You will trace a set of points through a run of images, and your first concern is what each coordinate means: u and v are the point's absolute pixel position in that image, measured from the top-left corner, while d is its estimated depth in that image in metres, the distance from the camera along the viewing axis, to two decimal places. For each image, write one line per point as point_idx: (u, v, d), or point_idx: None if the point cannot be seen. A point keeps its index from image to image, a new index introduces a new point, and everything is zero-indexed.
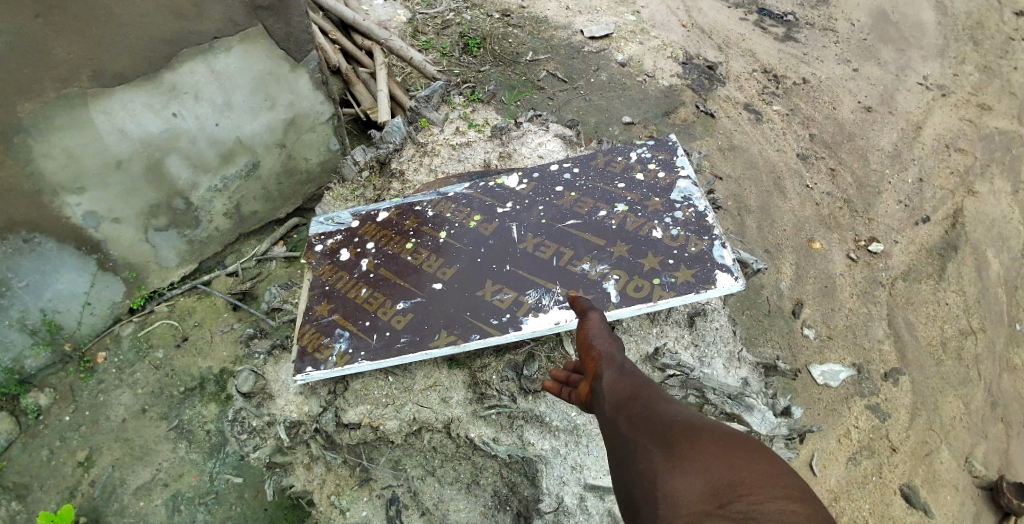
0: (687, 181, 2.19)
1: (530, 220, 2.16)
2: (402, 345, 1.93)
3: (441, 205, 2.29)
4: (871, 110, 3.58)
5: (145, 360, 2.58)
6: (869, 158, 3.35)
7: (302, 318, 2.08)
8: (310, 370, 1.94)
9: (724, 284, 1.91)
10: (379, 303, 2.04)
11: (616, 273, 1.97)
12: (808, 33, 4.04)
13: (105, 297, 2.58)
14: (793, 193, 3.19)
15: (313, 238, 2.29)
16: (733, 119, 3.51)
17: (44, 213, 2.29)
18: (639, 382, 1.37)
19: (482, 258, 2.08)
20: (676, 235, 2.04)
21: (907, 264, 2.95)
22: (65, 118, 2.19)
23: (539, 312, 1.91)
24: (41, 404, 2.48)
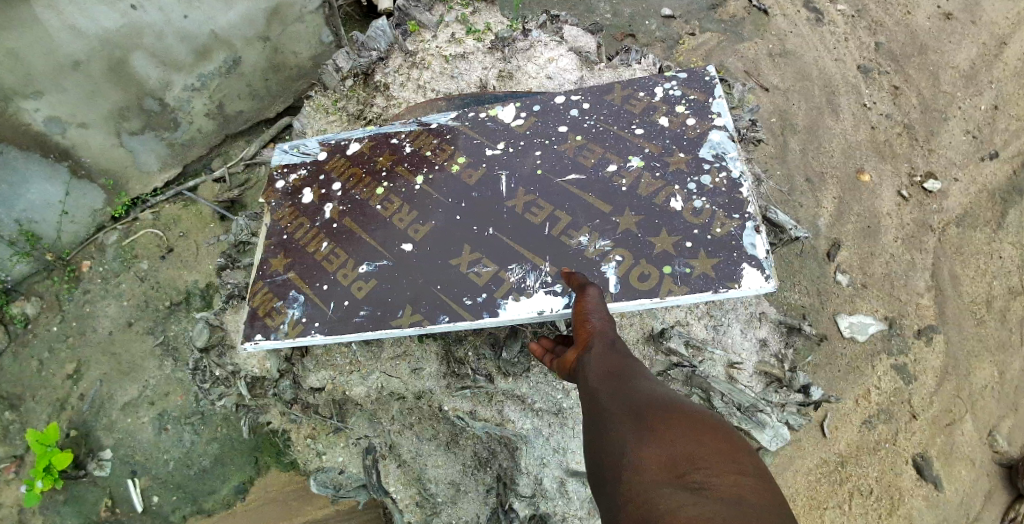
0: (722, 134, 1.77)
1: (523, 171, 1.81)
2: (360, 320, 1.72)
3: (421, 139, 1.97)
4: (951, 18, 3.00)
5: (130, 271, 2.45)
6: (939, 77, 2.86)
7: (256, 273, 1.88)
8: (259, 339, 1.78)
9: (751, 284, 1.57)
10: (340, 263, 1.81)
11: (620, 254, 1.64)
12: None
13: (84, 205, 2.44)
14: (848, 112, 2.76)
15: (275, 171, 2.02)
16: (790, 18, 2.98)
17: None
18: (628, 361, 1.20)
19: (460, 216, 1.79)
20: (700, 209, 1.67)
21: (964, 208, 2.60)
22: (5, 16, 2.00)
23: (521, 296, 1.65)
24: (28, 313, 2.41)
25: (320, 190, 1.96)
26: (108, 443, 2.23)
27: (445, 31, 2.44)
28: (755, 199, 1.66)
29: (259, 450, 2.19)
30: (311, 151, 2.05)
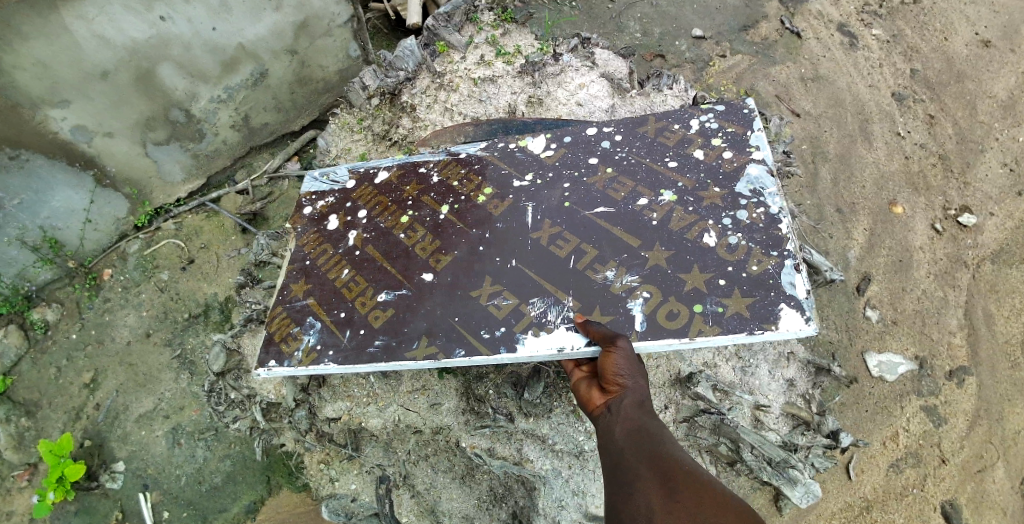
0: (760, 168, 1.71)
1: (551, 203, 1.79)
2: (375, 349, 1.70)
3: (448, 169, 1.98)
4: (990, 45, 2.93)
5: (150, 281, 2.46)
6: (977, 107, 2.79)
7: (276, 298, 1.88)
8: (273, 365, 1.75)
9: (790, 327, 1.48)
10: (360, 291, 1.81)
11: (647, 290, 1.59)
12: None
13: (107, 214, 2.44)
14: (881, 141, 2.69)
15: (304, 198, 2.06)
16: (823, 42, 2.94)
17: (26, 128, 2.13)
18: (652, 420, 1.30)
19: (484, 247, 1.77)
20: (735, 246, 1.61)
21: (1001, 244, 2.51)
22: (33, 26, 1.99)
23: (541, 330, 1.61)
24: (48, 319, 2.42)
25: (346, 216, 1.98)
26: (121, 456, 2.22)
27: (474, 53, 2.43)
28: (794, 236, 1.59)
29: (271, 472, 2.17)
30: (340, 179, 2.08)
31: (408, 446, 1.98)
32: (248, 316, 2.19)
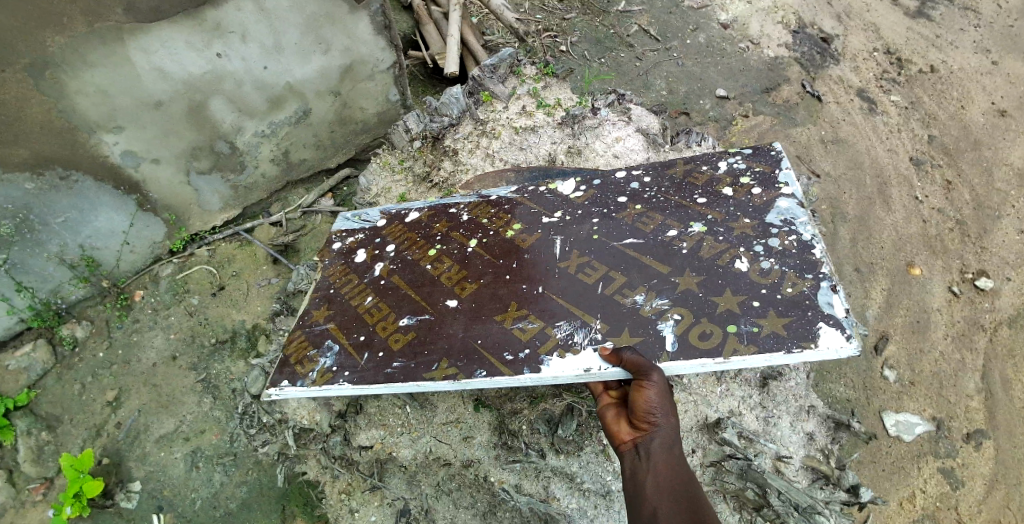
0: (790, 201, 1.84)
1: (579, 235, 1.92)
2: (393, 370, 1.77)
3: (478, 208, 2.14)
4: (1005, 114, 3.09)
5: (180, 304, 2.52)
6: (994, 174, 2.88)
7: (297, 323, 1.99)
8: (285, 385, 1.83)
9: (829, 343, 1.54)
10: (381, 316, 1.91)
11: (677, 313, 1.67)
12: (946, 10, 3.55)
13: (145, 237, 2.51)
14: (899, 204, 2.76)
15: (333, 233, 2.23)
16: (844, 107, 3.06)
17: (79, 151, 2.20)
18: (681, 465, 1.39)
19: (508, 275, 1.88)
20: (768, 270, 1.70)
21: (1019, 309, 2.53)
22: (100, 54, 2.09)
23: (566, 352, 1.67)
24: (77, 336, 2.46)
25: (374, 250, 2.13)
26: (138, 476, 2.23)
27: (516, 103, 2.66)
28: (827, 260, 1.69)
29: (286, 500, 2.19)
30: (370, 218, 2.24)
31: (434, 479, 2.04)
32: None
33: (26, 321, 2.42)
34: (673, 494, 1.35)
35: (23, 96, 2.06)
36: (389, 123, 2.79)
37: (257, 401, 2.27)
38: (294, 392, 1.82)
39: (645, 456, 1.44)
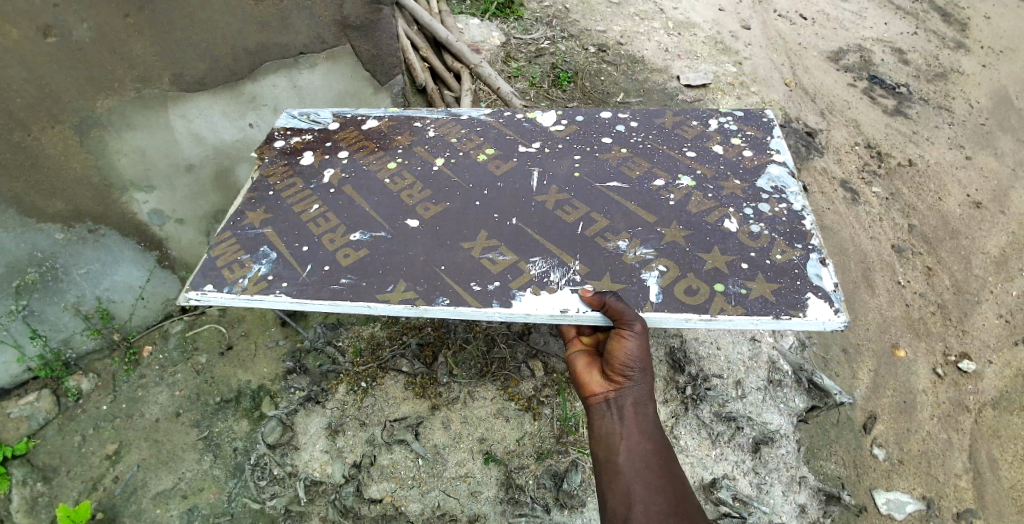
0: (781, 168, 2.02)
1: (560, 173, 2.04)
2: (339, 287, 1.79)
3: (446, 127, 2.23)
4: (980, 206, 3.32)
5: (187, 362, 2.57)
6: (972, 262, 3.06)
7: (226, 225, 1.96)
8: (208, 290, 1.81)
9: (819, 315, 1.67)
10: (330, 229, 1.93)
11: (663, 264, 1.78)
12: (922, 110, 3.86)
13: (159, 293, 2.59)
14: (882, 288, 2.91)
15: (278, 130, 2.23)
16: (828, 196, 3.27)
17: (111, 207, 2.31)
18: (650, 422, 1.59)
19: (480, 204, 1.96)
20: (758, 235, 1.84)
21: (1002, 391, 2.62)
22: (142, 119, 2.19)
23: (541, 288, 1.75)
24: (81, 388, 2.48)
25: (323, 155, 2.15)
26: None
27: None
28: (817, 232, 1.84)
29: None
30: (320, 120, 2.27)
31: None
32: (305, 396, 2.37)
33: (33, 370, 2.44)
34: (642, 446, 1.55)
35: (64, 153, 2.13)
36: None
37: (266, 452, 2.30)
38: (219, 299, 1.80)
39: (617, 404, 1.61)
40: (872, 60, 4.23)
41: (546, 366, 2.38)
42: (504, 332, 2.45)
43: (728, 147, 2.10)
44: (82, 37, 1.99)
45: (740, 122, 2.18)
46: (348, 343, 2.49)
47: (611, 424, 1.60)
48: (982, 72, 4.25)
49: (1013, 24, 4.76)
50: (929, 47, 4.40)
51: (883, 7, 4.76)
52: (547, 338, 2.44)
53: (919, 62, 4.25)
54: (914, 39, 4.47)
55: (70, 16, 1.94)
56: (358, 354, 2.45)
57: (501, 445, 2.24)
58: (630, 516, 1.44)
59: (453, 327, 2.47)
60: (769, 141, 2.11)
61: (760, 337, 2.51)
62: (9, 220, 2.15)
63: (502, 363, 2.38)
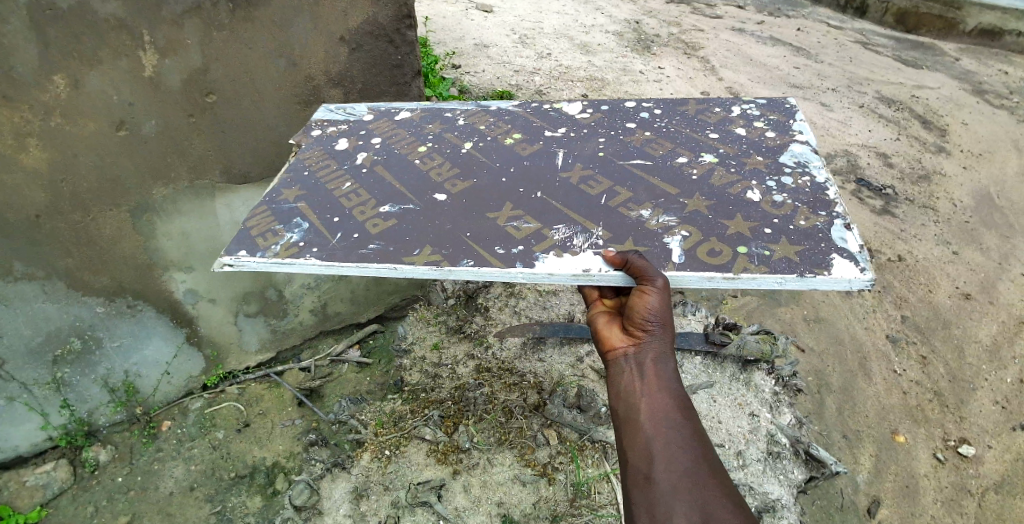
0: (804, 147, 2.01)
1: (585, 153, 2.05)
2: (367, 252, 1.76)
3: (475, 117, 2.28)
4: (969, 297, 3.48)
5: (205, 438, 2.63)
6: (965, 350, 3.17)
7: (263, 200, 1.97)
8: (242, 255, 1.78)
9: (843, 273, 1.59)
10: (360, 202, 1.93)
11: (685, 230, 1.74)
12: (907, 208, 4.12)
13: (184, 369, 2.70)
14: (879, 377, 3.00)
15: (315, 122, 2.28)
16: (822, 289, 3.42)
17: (150, 284, 2.44)
18: (669, 376, 1.58)
19: (506, 180, 1.96)
20: (781, 204, 1.80)
21: (1002, 475, 2.68)
22: (191, 206, 2.39)
23: (563, 252, 1.69)
24: (99, 459, 2.55)
25: (357, 141, 2.19)
26: None
27: None
28: (841, 202, 1.79)
29: None
30: (354, 113, 2.33)
31: None
32: (334, 461, 2.45)
33: (55, 439, 2.53)
34: (663, 401, 1.55)
35: (117, 236, 2.29)
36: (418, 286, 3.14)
37: (291, 517, 2.34)
38: (253, 264, 1.78)
39: (637, 358, 1.61)
40: (858, 164, 4.55)
41: (560, 435, 2.45)
42: (521, 404, 2.54)
43: (751, 129, 2.10)
44: (150, 133, 2.19)
45: (762, 106, 2.20)
46: (371, 417, 2.61)
47: (631, 379, 1.59)
48: (962, 174, 4.55)
49: (988, 132, 5.15)
50: (911, 152, 4.73)
51: (866, 116, 5.16)
52: (562, 410, 2.50)
53: (902, 165, 4.56)
54: (897, 144, 4.82)
55: (142, 114, 2.15)
56: (382, 425, 2.57)
57: (518, 509, 2.28)
58: (652, 473, 1.44)
59: (473, 399, 2.56)
60: (792, 124, 2.11)
61: (758, 413, 2.61)
62: (57, 290, 2.27)
63: (519, 432, 2.47)
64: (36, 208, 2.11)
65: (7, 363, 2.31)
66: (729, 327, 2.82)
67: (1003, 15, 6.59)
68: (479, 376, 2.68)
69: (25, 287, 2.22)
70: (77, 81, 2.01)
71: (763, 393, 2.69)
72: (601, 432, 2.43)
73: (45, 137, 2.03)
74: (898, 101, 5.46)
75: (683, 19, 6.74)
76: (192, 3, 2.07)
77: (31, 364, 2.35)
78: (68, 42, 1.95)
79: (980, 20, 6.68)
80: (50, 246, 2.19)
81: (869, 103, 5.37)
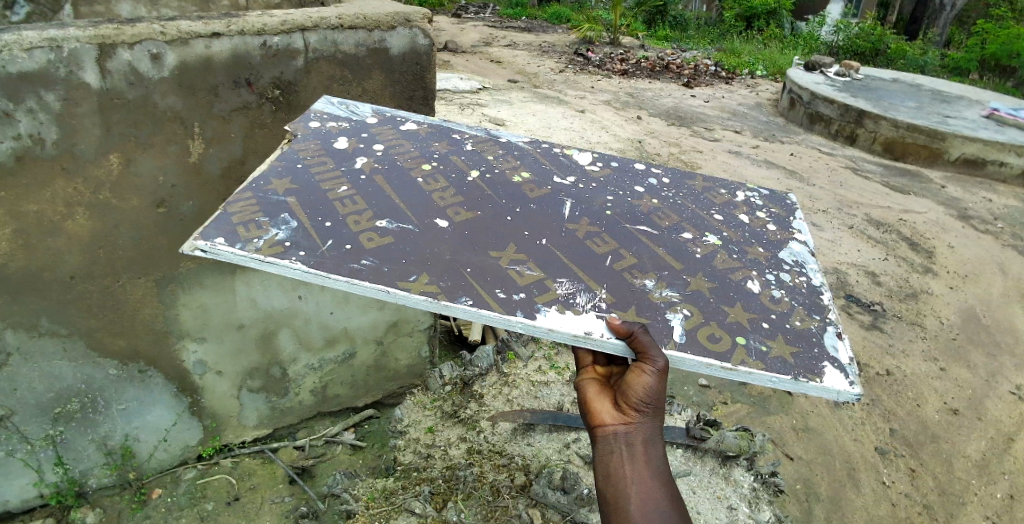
0: (800, 247, 2.04)
1: (593, 208, 2.02)
2: (358, 267, 1.63)
3: (482, 145, 2.28)
4: (958, 413, 3.54)
5: (193, 508, 2.69)
6: (954, 465, 3.21)
7: (249, 186, 1.85)
8: (218, 243, 1.63)
9: (834, 384, 1.56)
10: (355, 211, 1.83)
11: (687, 309, 1.68)
12: (895, 324, 4.25)
13: (181, 438, 2.77)
14: (868, 488, 3.02)
15: (314, 112, 2.26)
16: (811, 399, 3.48)
17: (164, 351, 2.54)
18: (656, 457, 1.65)
19: (511, 219, 1.89)
20: (779, 300, 1.79)
21: None
22: (214, 280, 2.52)
23: (567, 309, 1.61)
24: (85, 522, 2.60)
25: (358, 143, 2.15)
26: None
27: (534, 363, 3.25)
28: (834, 310, 1.79)
29: None
30: (357, 112, 2.33)
31: None
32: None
33: (44, 497, 2.57)
34: (650, 484, 1.63)
35: (140, 303, 2.42)
36: (416, 375, 3.26)
37: None
38: (227, 254, 1.63)
39: (627, 439, 1.64)
40: (847, 280, 4.74)
41: (544, 516, 2.43)
42: (508, 483, 2.56)
43: (753, 218, 2.14)
44: (187, 212, 2.40)
45: (765, 198, 2.28)
46: (363, 492, 2.65)
47: (621, 461, 1.63)
48: (948, 294, 4.73)
49: (973, 254, 5.39)
50: (899, 271, 4.95)
51: (855, 237, 5.42)
52: (546, 489, 2.47)
53: (890, 283, 4.76)
54: (886, 263, 5.05)
55: (182, 194, 2.37)
56: (372, 499, 2.60)
57: None
58: None
59: (462, 478, 2.61)
60: (790, 221, 2.17)
61: (737, 506, 2.56)
62: (76, 350, 2.37)
63: (505, 510, 2.46)
64: (71, 269, 2.25)
65: (15, 415, 2.37)
66: (710, 424, 2.88)
67: (985, 147, 7.02)
68: (470, 457, 2.73)
69: (46, 344, 2.31)
70: (130, 160, 2.23)
71: (743, 488, 2.66)
72: (583, 513, 2.41)
73: (92, 207, 2.22)
74: (886, 223, 5.75)
75: (682, 141, 7.26)
76: (240, 103, 2.36)
77: (36, 420, 2.41)
78: (128, 128, 2.19)
79: (963, 151, 7.11)
80: (76, 307, 2.31)
81: (858, 225, 5.66)
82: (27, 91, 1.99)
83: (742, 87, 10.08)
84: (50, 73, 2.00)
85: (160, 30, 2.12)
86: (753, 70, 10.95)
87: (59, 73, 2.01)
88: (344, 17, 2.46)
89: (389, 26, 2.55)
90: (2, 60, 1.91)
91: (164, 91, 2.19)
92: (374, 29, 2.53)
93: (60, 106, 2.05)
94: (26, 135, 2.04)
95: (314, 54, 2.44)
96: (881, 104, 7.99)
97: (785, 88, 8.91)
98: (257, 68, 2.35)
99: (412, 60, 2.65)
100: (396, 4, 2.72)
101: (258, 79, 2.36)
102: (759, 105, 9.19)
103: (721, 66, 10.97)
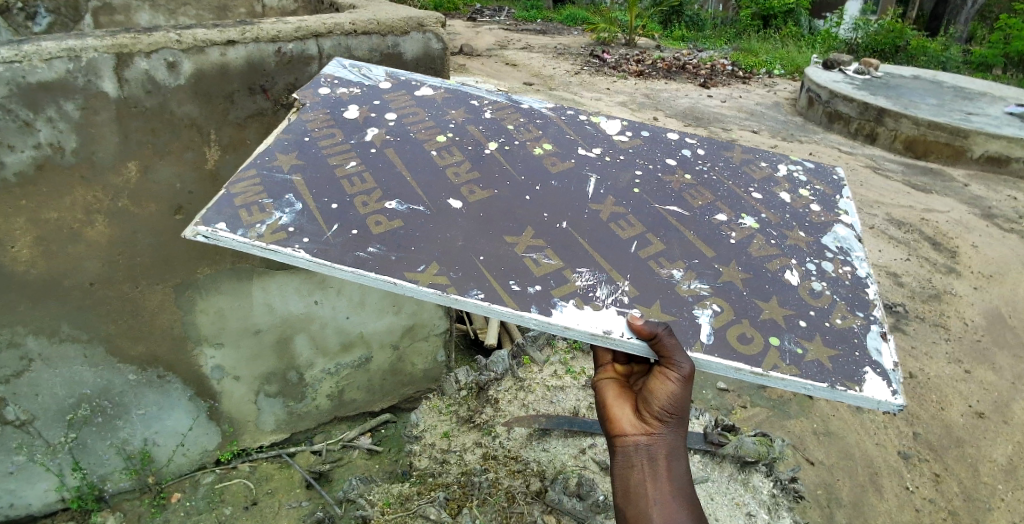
0: (846, 231, 2.00)
1: (619, 185, 1.99)
2: (365, 255, 1.64)
3: (502, 111, 2.27)
4: (983, 416, 3.47)
5: (211, 513, 2.72)
6: (979, 469, 3.14)
7: (253, 163, 1.85)
8: (220, 229, 1.64)
9: (876, 393, 1.52)
10: (364, 190, 1.82)
11: (717, 304, 1.65)
12: (918, 326, 4.17)
13: (200, 442, 2.80)
14: (891, 493, 2.96)
15: (325, 78, 2.25)
16: (832, 403, 3.42)
17: (182, 356, 2.57)
18: (678, 467, 1.64)
19: (530, 199, 1.87)
20: (819, 294, 1.75)
21: None
22: (231, 286, 2.55)
23: (586, 304, 1.59)
24: None
25: (368, 112, 2.14)
26: None
27: (549, 367, 3.22)
28: (879, 306, 1.75)
29: None
30: (370, 76, 2.32)
31: None
32: None
33: (65, 501, 2.61)
34: (671, 499, 1.62)
35: (159, 308, 2.45)
36: (431, 380, 3.28)
37: None
38: (229, 240, 1.64)
39: (648, 451, 1.63)
40: None
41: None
42: (523, 490, 2.54)
43: (795, 197, 2.11)
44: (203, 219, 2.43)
45: (809, 173, 2.25)
46: (378, 497, 2.67)
47: (642, 473, 1.62)
48: (972, 294, 4.63)
49: (997, 254, 5.27)
50: (921, 271, 4.86)
51: (876, 237, 5.33)
52: (562, 497, 2.45)
53: (912, 284, 4.67)
54: (907, 264, 4.96)
55: (199, 202, 2.40)
56: (388, 505, 2.61)
57: None
58: None
59: (478, 484, 2.59)
60: (836, 200, 2.13)
61: (755, 512, 2.52)
62: (96, 355, 2.41)
63: (520, 517, 2.44)
64: (91, 276, 2.28)
65: (37, 420, 2.41)
66: (727, 430, 2.84)
67: (1010, 144, 6.86)
68: (486, 463, 2.72)
69: (67, 350, 2.35)
70: (147, 168, 2.26)
71: (762, 494, 2.61)
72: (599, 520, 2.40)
73: (111, 214, 2.25)
74: (907, 223, 5.66)
75: None
76: (255, 109, 2.39)
77: (58, 424, 2.45)
78: (146, 136, 2.21)
79: (987, 148, 6.96)
80: (96, 313, 2.34)
81: (879, 225, 5.55)
82: (47, 101, 2.02)
83: (760, 87, 9.98)
84: (69, 83, 2.03)
85: (176, 39, 2.14)
86: (771, 69, 10.86)
87: (77, 83, 2.04)
88: (357, 23, 2.47)
89: (402, 31, 2.56)
90: (23, 71, 1.95)
91: (181, 99, 2.22)
92: (388, 34, 2.53)
93: (80, 115, 2.08)
94: (46, 144, 2.07)
95: (329, 60, 2.45)
96: (901, 102, 7.86)
97: (803, 87, 8.80)
98: (272, 75, 2.36)
99: (425, 64, 2.68)
100: (410, 8, 2.74)
101: (273, 86, 2.38)
102: (776, 104, 9.09)
103: (737, 66, 10.88)
